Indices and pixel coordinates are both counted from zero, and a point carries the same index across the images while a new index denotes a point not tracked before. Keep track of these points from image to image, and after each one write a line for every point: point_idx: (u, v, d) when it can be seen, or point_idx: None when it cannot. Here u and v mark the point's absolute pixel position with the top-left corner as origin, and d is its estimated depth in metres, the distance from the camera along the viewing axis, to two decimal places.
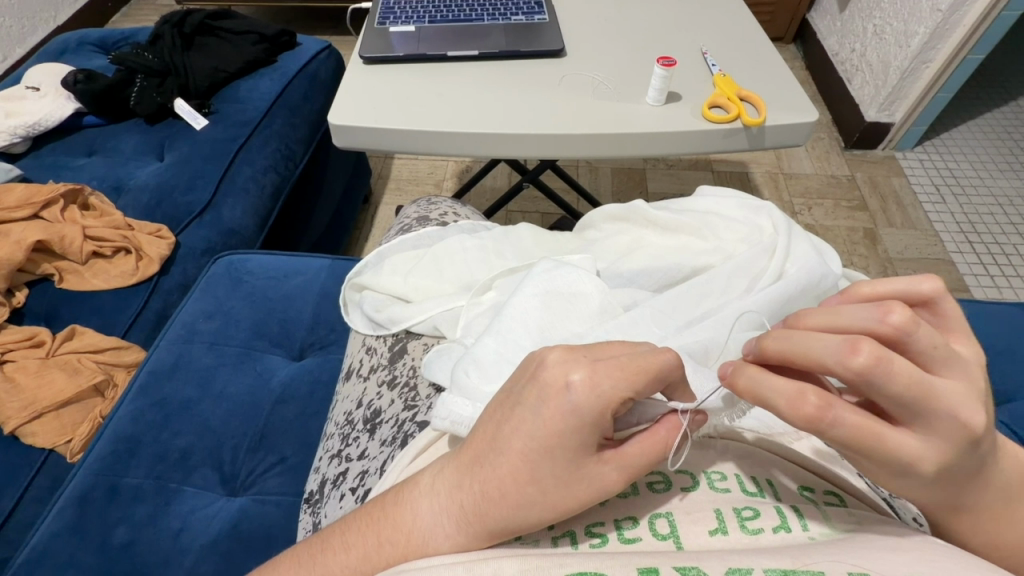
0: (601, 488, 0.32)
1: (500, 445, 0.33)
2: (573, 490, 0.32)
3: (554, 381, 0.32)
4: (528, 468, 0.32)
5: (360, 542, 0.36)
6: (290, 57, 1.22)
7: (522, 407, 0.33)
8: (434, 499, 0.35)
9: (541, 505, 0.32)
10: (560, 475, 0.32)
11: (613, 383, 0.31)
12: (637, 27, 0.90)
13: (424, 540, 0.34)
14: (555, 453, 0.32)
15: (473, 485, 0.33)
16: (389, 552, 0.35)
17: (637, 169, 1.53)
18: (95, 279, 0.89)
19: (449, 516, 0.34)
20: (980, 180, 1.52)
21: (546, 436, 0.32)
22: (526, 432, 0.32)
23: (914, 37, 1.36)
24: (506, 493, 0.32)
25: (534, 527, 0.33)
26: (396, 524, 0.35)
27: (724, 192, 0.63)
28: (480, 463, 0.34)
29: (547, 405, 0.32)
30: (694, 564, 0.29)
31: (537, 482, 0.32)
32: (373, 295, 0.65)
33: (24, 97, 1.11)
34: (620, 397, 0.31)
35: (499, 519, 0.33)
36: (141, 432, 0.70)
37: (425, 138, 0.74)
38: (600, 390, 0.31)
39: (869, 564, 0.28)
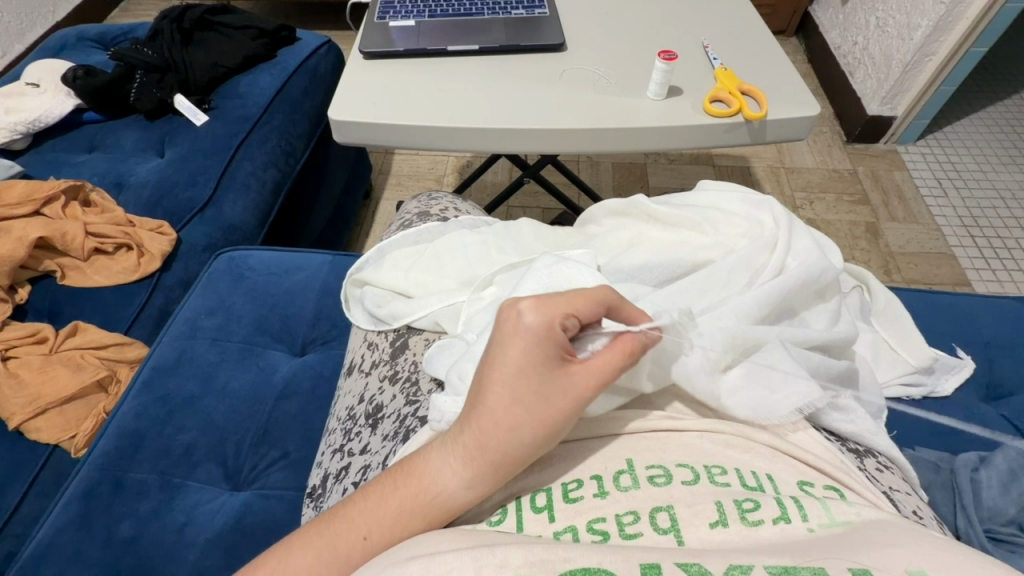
0: (577, 395, 0.36)
1: (483, 383, 0.37)
2: (553, 400, 0.36)
3: (507, 316, 0.37)
4: (509, 391, 0.36)
5: (377, 492, 0.38)
6: (290, 52, 1.22)
7: (492, 345, 0.37)
8: (439, 448, 0.38)
9: (528, 425, 0.36)
10: (538, 392, 0.36)
11: (555, 305, 0.37)
12: (638, 21, 0.89)
13: (435, 480, 0.37)
14: (527, 371, 0.36)
15: (468, 421, 0.37)
16: (402, 496, 0.37)
17: (638, 163, 1.52)
18: (96, 275, 0.89)
19: (454, 452, 0.37)
20: (982, 173, 1.52)
21: (516, 360, 0.36)
22: (499, 363, 0.36)
23: (917, 29, 1.35)
24: (496, 420, 0.36)
25: (529, 445, 0.36)
26: (407, 473, 0.38)
27: (726, 186, 0.63)
28: (471, 406, 0.37)
29: (508, 334, 0.37)
30: (696, 560, 0.29)
31: (520, 404, 0.36)
32: (372, 290, 0.65)
33: (23, 93, 1.11)
34: (564, 315, 0.37)
35: (496, 446, 0.35)
36: (145, 427, 0.70)
37: (426, 132, 0.74)
38: (544, 310, 0.37)
39: (869, 562, 0.29)
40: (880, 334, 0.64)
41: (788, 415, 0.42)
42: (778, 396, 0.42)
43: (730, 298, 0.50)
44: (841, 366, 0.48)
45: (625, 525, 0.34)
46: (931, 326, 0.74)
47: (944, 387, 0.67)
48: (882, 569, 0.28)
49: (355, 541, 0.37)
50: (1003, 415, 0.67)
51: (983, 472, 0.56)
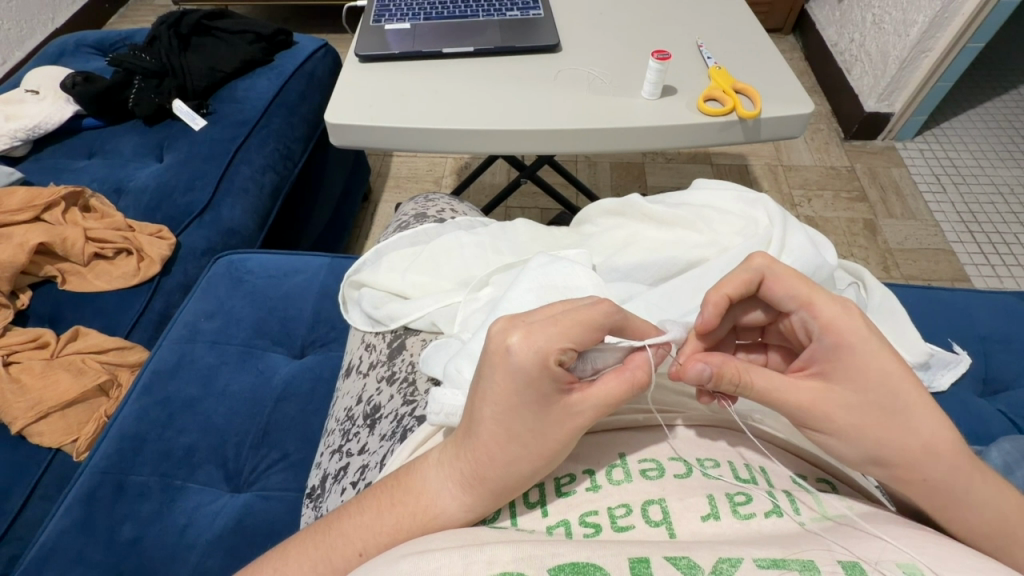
0: (576, 429, 0.35)
1: (476, 417, 0.35)
2: (550, 438, 0.34)
3: (495, 348, 0.33)
4: (504, 430, 0.34)
5: (375, 508, 0.38)
6: (287, 56, 1.22)
7: (480, 379, 0.34)
8: (437, 469, 0.37)
9: (526, 460, 0.35)
10: (534, 428, 0.34)
11: (549, 339, 0.33)
12: (633, 22, 0.90)
13: (433, 504, 0.36)
14: (521, 410, 0.34)
15: (466, 449, 0.36)
16: (401, 515, 0.37)
17: (635, 163, 1.53)
18: (97, 279, 0.90)
19: (451, 478, 0.36)
20: (980, 169, 1.52)
21: (509, 398, 0.33)
22: (490, 401, 0.34)
23: (914, 25, 1.35)
24: (492, 455, 0.35)
25: (527, 477, 0.35)
26: (406, 490, 0.38)
27: (719, 184, 0.64)
28: (466, 435, 0.36)
29: (497, 370, 0.33)
30: (685, 554, 0.30)
31: (517, 441, 0.34)
32: (371, 292, 0.66)
33: (23, 100, 1.11)
34: (558, 349, 0.33)
35: (494, 480, 0.35)
36: (146, 431, 0.71)
37: (421, 134, 0.75)
38: (537, 347, 0.32)
39: (861, 554, 0.29)
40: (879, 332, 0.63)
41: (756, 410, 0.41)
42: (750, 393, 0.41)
43: None
44: None
45: (617, 517, 0.34)
46: (927, 321, 0.74)
47: (940, 382, 0.68)
48: (869, 561, 0.29)
49: (351, 553, 0.37)
50: (998, 410, 0.67)
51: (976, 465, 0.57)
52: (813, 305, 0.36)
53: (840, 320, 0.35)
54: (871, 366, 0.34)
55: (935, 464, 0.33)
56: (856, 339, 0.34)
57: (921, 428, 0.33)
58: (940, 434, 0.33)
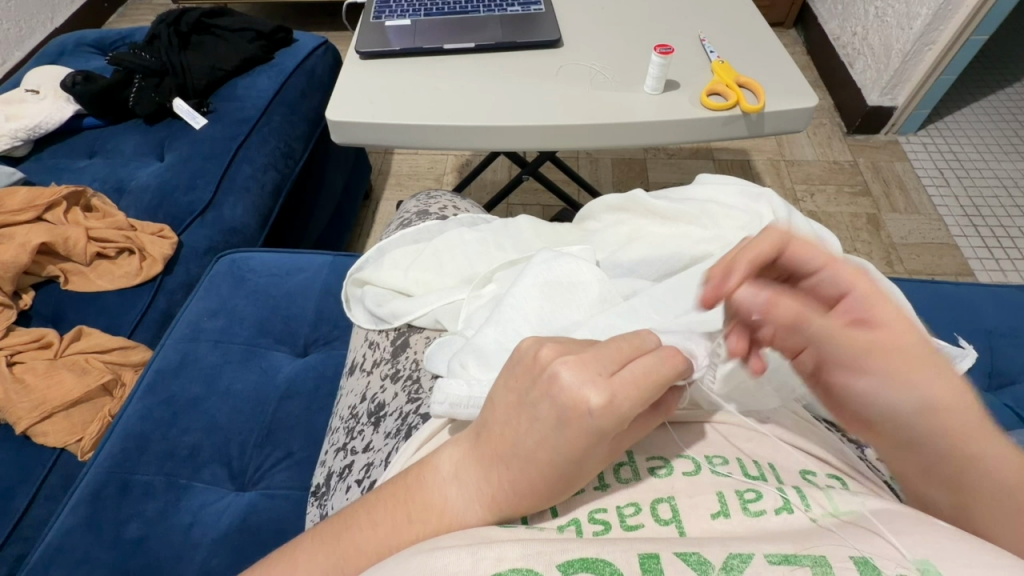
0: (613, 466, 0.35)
1: (525, 454, 0.33)
2: (591, 475, 0.35)
3: (573, 404, 0.31)
4: (555, 472, 0.33)
5: (390, 521, 0.37)
6: (287, 54, 1.22)
7: (540, 422, 0.32)
8: (460, 487, 0.36)
9: (562, 493, 0.35)
10: (582, 472, 0.34)
11: (633, 403, 0.31)
12: (634, 16, 0.89)
13: (455, 526, 0.35)
14: (580, 460, 0.33)
15: (500, 479, 0.34)
16: (418, 531, 0.35)
17: (637, 159, 1.52)
18: (99, 279, 0.90)
19: (478, 504, 0.35)
20: (983, 162, 1.51)
21: (573, 448, 0.32)
22: (551, 446, 0.32)
23: (916, 19, 1.34)
24: (533, 490, 0.34)
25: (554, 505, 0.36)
26: (421, 505, 0.36)
27: (722, 178, 0.63)
28: (503, 463, 0.34)
29: (572, 426, 0.31)
30: (695, 550, 0.30)
31: (561, 481, 0.34)
32: (373, 289, 0.66)
33: (23, 100, 1.11)
34: (635, 412, 0.31)
35: (526, 506, 0.35)
36: (152, 430, 0.71)
37: (423, 131, 0.74)
38: (619, 410, 0.31)
39: (870, 550, 0.29)
40: None
41: None
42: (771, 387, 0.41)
43: None
44: None
45: (626, 516, 0.34)
46: (931, 316, 0.74)
47: None
48: (880, 557, 0.29)
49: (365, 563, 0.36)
50: (1004, 404, 0.67)
51: None
52: (835, 266, 0.40)
53: (858, 274, 0.39)
54: (893, 320, 0.38)
55: (960, 417, 0.36)
56: (871, 296, 0.39)
57: (930, 383, 0.36)
58: (949, 391, 0.36)
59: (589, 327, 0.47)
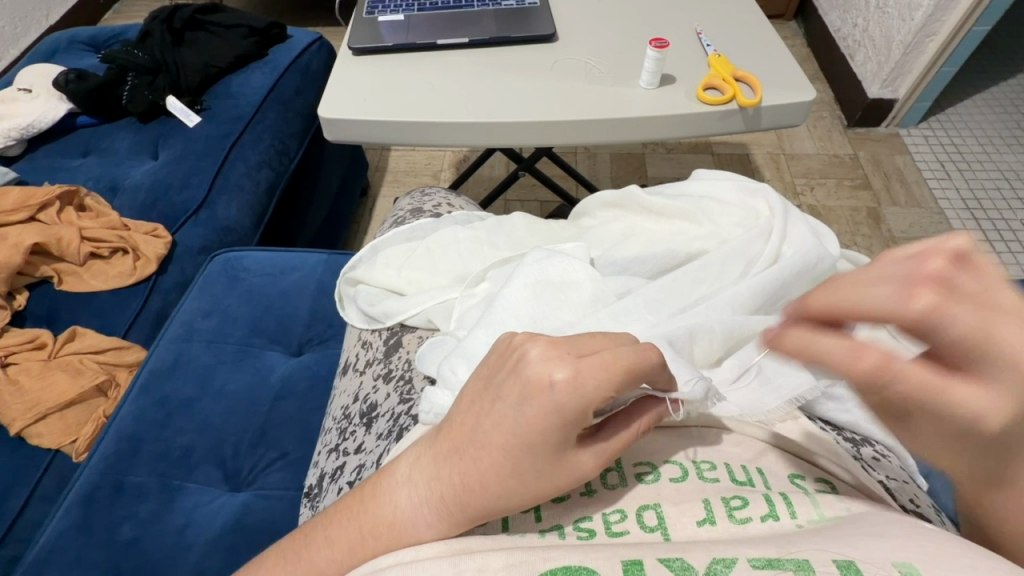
0: (580, 474, 0.33)
1: (481, 440, 0.33)
2: (554, 478, 0.32)
3: (537, 379, 0.31)
4: (510, 462, 0.32)
5: (349, 527, 0.37)
6: (281, 50, 1.21)
7: (502, 402, 0.32)
8: (415, 485, 0.35)
9: (520, 496, 0.33)
10: (539, 469, 0.32)
11: (597, 385, 0.30)
12: (629, 10, 0.88)
13: (407, 530, 0.34)
14: (536, 448, 0.31)
15: (454, 475, 0.33)
16: (373, 545, 0.35)
17: (635, 153, 1.51)
18: (94, 279, 0.90)
19: (429, 502, 0.34)
20: (986, 155, 1.49)
21: (529, 433, 0.31)
22: (508, 428, 0.31)
23: (917, 10, 1.33)
24: (487, 486, 0.32)
25: (513, 509, 0.33)
26: (376, 516, 0.36)
27: (719, 174, 0.63)
28: (459, 455, 0.33)
29: (532, 403, 0.31)
30: (679, 556, 0.29)
31: (516, 476, 0.32)
32: (366, 289, 0.65)
33: (16, 98, 1.10)
34: (602, 398, 0.30)
35: (480, 507, 0.33)
36: (143, 431, 0.70)
37: (416, 128, 0.74)
38: (583, 391, 0.30)
39: (854, 553, 0.28)
40: None
41: (777, 408, 0.41)
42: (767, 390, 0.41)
43: (724, 289, 0.49)
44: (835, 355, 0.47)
45: (612, 523, 0.34)
46: None
47: None
48: (865, 559, 0.28)
49: None
50: None
51: None
52: None
53: None
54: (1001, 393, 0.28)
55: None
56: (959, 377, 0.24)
57: None
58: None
59: (582, 327, 0.46)
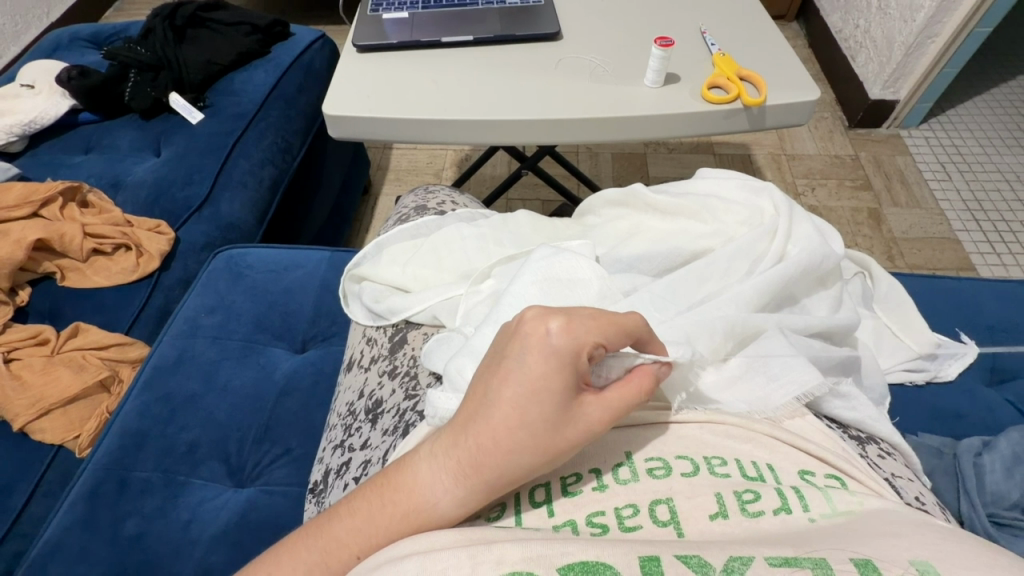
0: (588, 427, 0.34)
1: (489, 399, 0.34)
2: (563, 431, 0.33)
3: (534, 331, 0.34)
4: (519, 413, 0.33)
5: (369, 504, 0.37)
6: (284, 48, 1.21)
7: (507, 360, 0.34)
8: (432, 458, 0.36)
9: (532, 451, 0.33)
10: (549, 419, 0.33)
11: (588, 330, 0.34)
12: (633, 9, 0.88)
13: (427, 500, 0.35)
14: (544, 397, 0.33)
15: (467, 440, 0.34)
16: (394, 518, 0.35)
17: (637, 153, 1.52)
18: (96, 276, 0.90)
19: (447, 469, 0.34)
20: (986, 156, 1.50)
21: (534, 382, 0.33)
22: (514, 380, 0.33)
23: (920, 11, 1.33)
24: (499, 441, 0.33)
25: (528, 471, 0.34)
26: (396, 492, 0.36)
27: (725, 172, 0.63)
28: (471, 418, 0.34)
29: (532, 352, 0.33)
30: (695, 552, 0.29)
31: (526, 428, 0.33)
32: (371, 285, 0.65)
33: (18, 94, 1.10)
34: (594, 342, 0.34)
35: (495, 467, 0.33)
36: (147, 427, 0.70)
37: (421, 125, 0.74)
38: (576, 335, 0.34)
39: (870, 551, 0.28)
40: (882, 319, 0.63)
41: (784, 405, 0.42)
42: (775, 386, 0.42)
43: (731, 286, 0.49)
44: (843, 353, 0.47)
45: (624, 518, 0.34)
46: (933, 310, 0.74)
47: (947, 371, 0.67)
48: (882, 558, 0.28)
49: (347, 556, 0.36)
50: (1007, 400, 0.67)
51: (987, 456, 0.56)
52: None
53: None
54: None
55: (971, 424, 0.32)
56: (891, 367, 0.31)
57: None
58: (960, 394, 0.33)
59: None
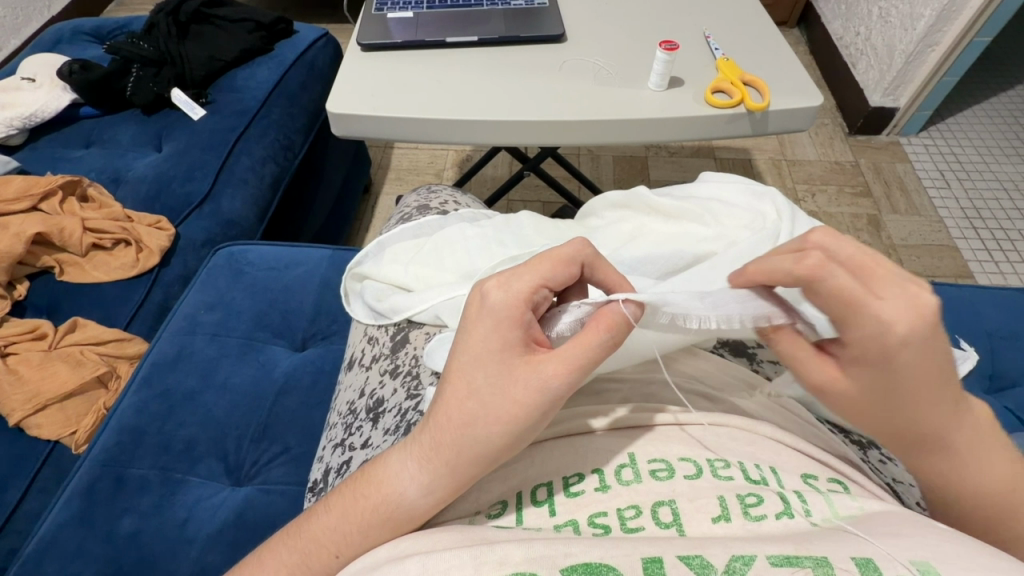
0: (541, 389, 0.34)
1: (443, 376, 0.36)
2: (511, 394, 0.34)
3: (472, 299, 0.37)
4: (465, 381, 0.35)
5: (346, 497, 0.38)
6: (287, 45, 1.21)
7: (458, 334, 0.37)
8: (404, 449, 0.37)
9: (484, 418, 0.34)
10: (495, 383, 0.34)
11: (521, 282, 0.36)
12: (638, 13, 0.88)
13: (398, 488, 0.35)
14: (486, 361, 0.35)
15: (427, 422, 0.36)
16: (369, 512, 0.36)
17: (638, 156, 1.52)
18: (95, 270, 0.89)
19: (416, 454, 0.36)
20: (984, 165, 1.51)
21: (476, 348, 0.35)
22: (460, 350, 0.36)
23: (921, 19, 1.34)
24: (451, 417, 0.35)
25: (486, 442, 0.34)
26: (371, 486, 0.37)
27: (728, 177, 0.63)
28: (433, 399, 0.37)
29: (471, 319, 0.36)
30: (698, 553, 0.29)
31: (475, 396, 0.34)
32: (373, 284, 0.65)
33: (19, 87, 1.09)
34: (531, 291, 0.36)
35: (451, 440, 0.34)
36: (143, 424, 0.70)
37: (424, 124, 0.73)
38: (511, 288, 0.36)
39: (873, 550, 0.28)
40: None
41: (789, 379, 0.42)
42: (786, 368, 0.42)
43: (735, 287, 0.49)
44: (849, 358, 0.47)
45: (626, 518, 0.34)
46: None
47: None
48: (883, 557, 0.28)
49: (326, 557, 0.37)
50: (1006, 407, 0.67)
51: None
52: None
53: None
54: None
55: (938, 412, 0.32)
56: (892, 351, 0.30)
57: None
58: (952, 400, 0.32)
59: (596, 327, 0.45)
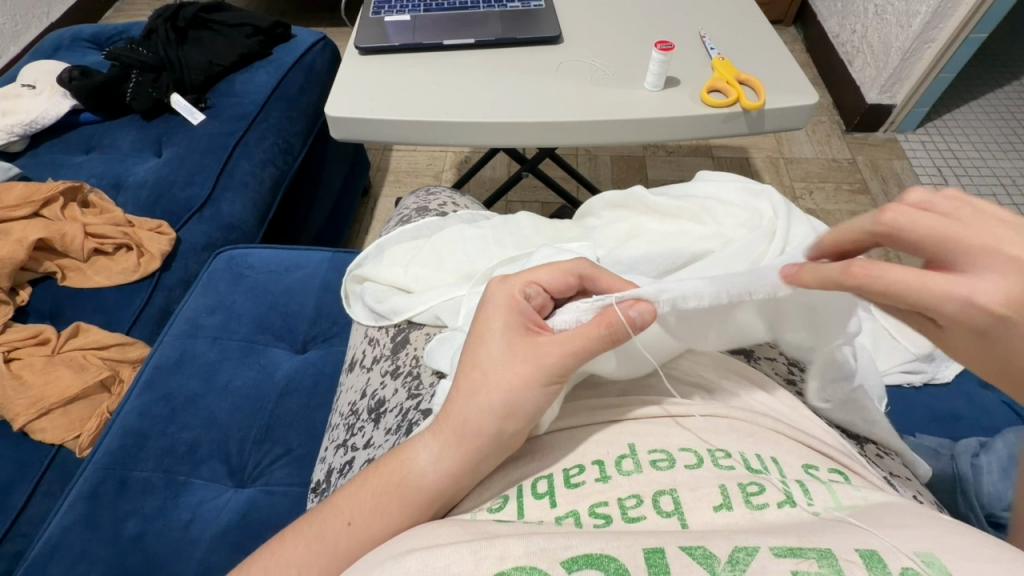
0: (540, 361, 0.37)
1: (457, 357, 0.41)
2: (512, 366, 0.37)
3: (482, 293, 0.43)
4: (472, 358, 0.39)
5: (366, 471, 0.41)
6: (285, 49, 1.21)
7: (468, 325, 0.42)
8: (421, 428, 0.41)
9: (488, 388, 0.37)
10: (498, 358, 0.38)
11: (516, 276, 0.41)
12: (634, 13, 0.89)
13: (412, 459, 0.39)
14: (489, 338, 0.39)
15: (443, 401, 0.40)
16: (384, 483, 0.39)
17: (636, 156, 1.53)
18: (97, 276, 0.90)
19: (431, 430, 0.39)
20: (982, 160, 1.51)
21: (480, 329, 0.40)
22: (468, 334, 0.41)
23: (916, 16, 1.34)
24: (461, 389, 0.39)
25: (488, 410, 0.37)
26: (388, 461, 0.41)
27: (724, 176, 0.64)
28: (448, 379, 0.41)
29: (479, 309, 0.42)
30: (700, 544, 0.30)
31: (479, 368, 0.38)
32: (373, 286, 0.65)
33: (19, 94, 1.10)
34: (524, 284, 0.41)
35: (459, 410, 0.38)
36: (148, 426, 0.71)
37: (422, 127, 0.74)
38: (507, 282, 0.41)
39: (876, 543, 0.29)
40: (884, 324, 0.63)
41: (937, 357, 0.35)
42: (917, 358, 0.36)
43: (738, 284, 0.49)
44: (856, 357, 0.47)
45: (628, 508, 0.34)
46: None
47: (944, 374, 0.68)
48: (887, 550, 0.28)
49: (340, 525, 0.40)
50: (1004, 401, 0.67)
51: (983, 457, 0.57)
52: None
53: None
54: None
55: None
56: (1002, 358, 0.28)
57: None
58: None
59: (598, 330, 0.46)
